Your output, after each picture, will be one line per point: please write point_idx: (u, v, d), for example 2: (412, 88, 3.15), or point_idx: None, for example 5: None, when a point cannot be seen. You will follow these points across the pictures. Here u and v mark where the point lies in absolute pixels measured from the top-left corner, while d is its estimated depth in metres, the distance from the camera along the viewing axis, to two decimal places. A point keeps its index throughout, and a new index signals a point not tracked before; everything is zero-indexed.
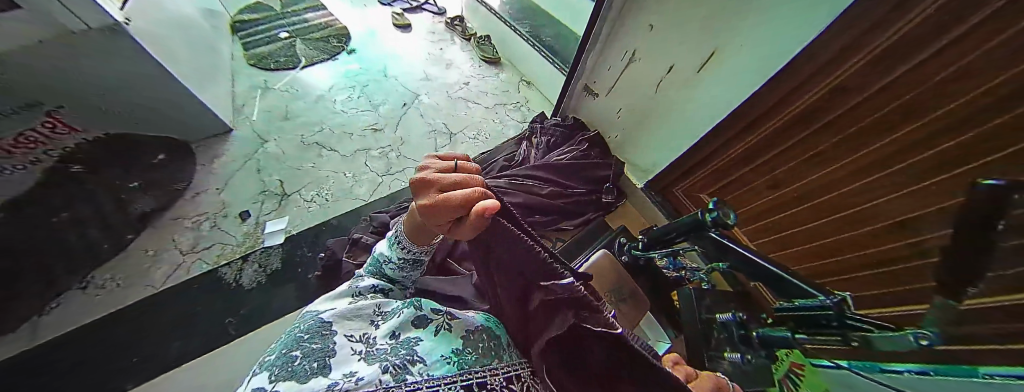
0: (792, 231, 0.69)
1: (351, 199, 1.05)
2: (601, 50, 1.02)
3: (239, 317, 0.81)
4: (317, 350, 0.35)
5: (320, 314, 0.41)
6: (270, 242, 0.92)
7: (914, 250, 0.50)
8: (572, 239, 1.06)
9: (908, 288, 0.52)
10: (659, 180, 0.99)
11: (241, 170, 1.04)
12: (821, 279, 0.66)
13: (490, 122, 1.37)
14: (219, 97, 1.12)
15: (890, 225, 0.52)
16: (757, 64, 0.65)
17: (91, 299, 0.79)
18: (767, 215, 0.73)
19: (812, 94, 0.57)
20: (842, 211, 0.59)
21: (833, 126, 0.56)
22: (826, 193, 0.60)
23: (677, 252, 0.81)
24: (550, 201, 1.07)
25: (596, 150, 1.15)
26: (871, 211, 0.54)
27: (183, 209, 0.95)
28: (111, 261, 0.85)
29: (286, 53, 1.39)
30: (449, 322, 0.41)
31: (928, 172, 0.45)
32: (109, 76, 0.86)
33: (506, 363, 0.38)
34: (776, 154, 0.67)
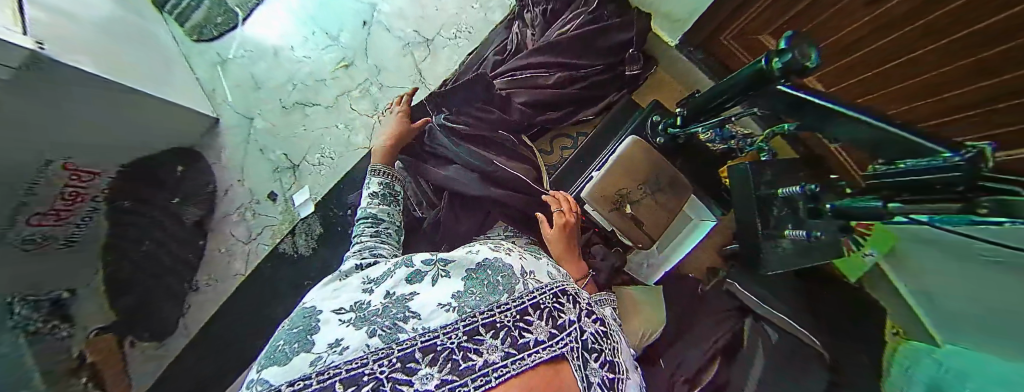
0: (886, 67, 0.48)
1: (355, 150, 1.03)
2: None
3: (312, 279, 0.97)
4: (302, 333, 0.36)
5: (312, 299, 0.43)
6: (305, 213, 1.00)
7: (1013, 87, 0.34)
8: (597, 131, 0.92)
9: (1016, 130, 0.36)
10: (701, 26, 0.75)
11: (247, 152, 1.04)
12: (927, 121, 0.48)
13: (469, 9, 1.08)
14: (187, 88, 0.95)
15: (995, 58, 0.33)
16: None
17: (206, 296, 0.95)
18: (856, 48, 0.51)
19: None
20: (940, 39, 0.38)
21: None
22: (919, 17, 0.39)
23: (726, 121, 0.65)
24: (559, 92, 0.89)
25: (609, 7, 0.87)
26: (976, 36, 0.34)
27: (227, 203, 1.02)
28: (202, 265, 0.97)
29: (220, 10, 1.09)
30: (444, 268, 0.45)
31: None
32: (89, 100, 0.63)
33: (513, 298, 0.39)
34: None
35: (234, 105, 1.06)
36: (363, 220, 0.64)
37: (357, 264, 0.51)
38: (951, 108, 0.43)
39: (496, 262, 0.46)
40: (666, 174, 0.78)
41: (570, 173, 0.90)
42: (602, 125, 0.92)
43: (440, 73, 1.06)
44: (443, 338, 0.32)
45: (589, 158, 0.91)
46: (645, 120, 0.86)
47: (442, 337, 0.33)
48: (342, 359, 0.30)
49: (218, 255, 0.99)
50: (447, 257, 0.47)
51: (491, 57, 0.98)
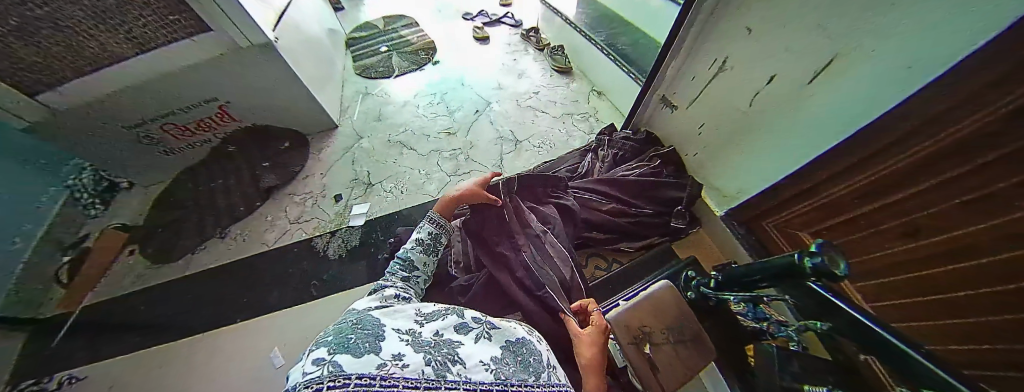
0: (945, 298, 0.54)
1: (421, 194, 1.18)
2: (685, 59, 0.95)
3: (321, 281, 1.01)
4: (368, 335, 0.35)
5: (370, 311, 0.44)
6: (354, 222, 1.12)
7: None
8: (631, 263, 1.00)
9: None
10: (747, 208, 0.89)
11: (341, 161, 1.30)
12: (978, 368, 0.51)
13: (557, 131, 1.37)
14: (330, 98, 1.39)
15: None
16: (877, 87, 0.54)
17: (227, 247, 1.10)
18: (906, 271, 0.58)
19: (964, 127, 0.44)
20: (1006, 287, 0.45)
21: (990, 171, 0.43)
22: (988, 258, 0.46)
23: (759, 299, 0.69)
24: (610, 218, 1.01)
25: (670, 168, 1.08)
26: None
27: (294, 187, 1.23)
28: (242, 221, 1.15)
29: (385, 64, 1.67)
30: (489, 331, 0.45)
31: None
32: (256, 85, 1.13)
33: (539, 383, 0.39)
34: (913, 197, 0.53)
35: (356, 123, 1.43)
36: (400, 263, 0.64)
37: (396, 294, 0.53)
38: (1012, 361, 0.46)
39: (530, 345, 0.47)
40: (691, 328, 0.75)
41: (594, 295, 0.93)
42: (639, 260, 1.00)
43: (518, 165, 1.27)
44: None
45: (619, 287, 0.95)
46: (680, 271, 0.92)
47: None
48: (401, 374, 0.30)
49: (263, 220, 1.15)
50: (501, 328, 0.47)
51: (563, 172, 1.17)
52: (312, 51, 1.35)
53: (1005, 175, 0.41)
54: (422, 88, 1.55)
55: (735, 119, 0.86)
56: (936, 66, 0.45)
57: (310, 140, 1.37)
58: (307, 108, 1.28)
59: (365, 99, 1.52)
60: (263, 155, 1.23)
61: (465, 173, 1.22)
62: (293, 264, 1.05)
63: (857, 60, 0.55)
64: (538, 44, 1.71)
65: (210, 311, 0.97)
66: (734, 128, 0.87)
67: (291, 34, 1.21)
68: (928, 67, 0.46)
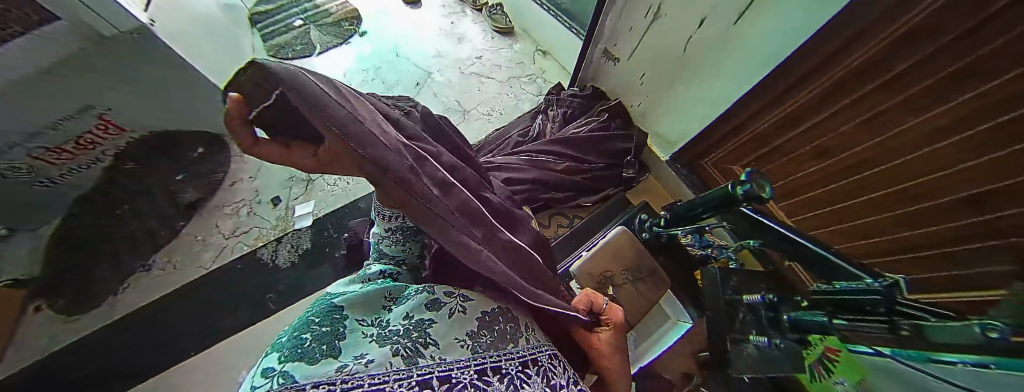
0: (849, 204, 0.62)
1: (372, 181, 1.14)
2: (621, 9, 0.94)
3: (278, 293, 0.95)
4: (327, 334, 0.31)
5: (329, 299, 0.39)
6: (300, 225, 1.05)
7: (987, 229, 0.44)
8: (590, 216, 1.04)
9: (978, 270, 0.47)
10: (687, 150, 0.95)
11: (270, 159, 1.18)
12: (871, 258, 0.61)
13: (505, 97, 1.33)
14: (243, 88, 1.22)
15: (965, 201, 0.45)
16: (802, 19, 0.57)
17: (156, 278, 0.96)
18: (816, 186, 0.67)
19: (874, 46, 0.50)
20: (909, 181, 0.51)
21: (901, 80, 0.48)
22: (899, 157, 0.52)
23: (702, 229, 0.75)
24: (564, 177, 1.03)
25: (618, 120, 1.10)
26: (947, 180, 0.46)
27: (223, 197, 1.11)
28: (167, 246, 1.01)
29: (303, 41, 1.47)
30: (462, 304, 0.38)
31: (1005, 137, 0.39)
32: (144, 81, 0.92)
33: (518, 348, 0.36)
34: (829, 115, 0.60)
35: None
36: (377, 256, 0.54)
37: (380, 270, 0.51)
38: (909, 244, 0.55)
39: (509, 311, 0.41)
40: (647, 265, 0.82)
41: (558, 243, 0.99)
42: (596, 213, 1.05)
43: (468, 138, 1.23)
44: (457, 372, 0.29)
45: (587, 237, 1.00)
46: (634, 215, 0.98)
47: (455, 371, 0.29)
48: (365, 371, 0.27)
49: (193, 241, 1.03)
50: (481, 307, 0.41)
51: (515, 137, 1.15)
52: (210, 34, 1.15)
53: (916, 81, 0.46)
54: (354, 67, 1.40)
55: (673, 64, 0.87)
56: None
57: (226, 140, 1.21)
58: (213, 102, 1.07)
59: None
60: (174, 168, 1.04)
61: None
62: (241, 280, 0.97)
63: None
64: (476, 4, 1.59)
65: (153, 349, 0.88)
66: (673, 73, 0.89)
67: (174, 11, 1.00)
68: None
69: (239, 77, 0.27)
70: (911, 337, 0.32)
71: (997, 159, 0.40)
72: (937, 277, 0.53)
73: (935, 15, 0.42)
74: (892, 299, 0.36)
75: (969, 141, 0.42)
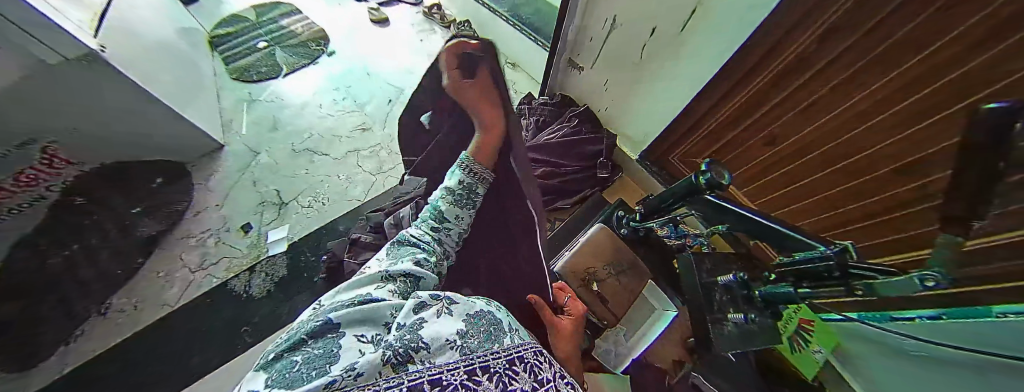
0: (803, 183, 0.68)
1: (349, 201, 1.11)
2: (581, 20, 1.00)
3: (253, 326, 0.89)
4: (319, 354, 0.28)
5: (322, 307, 0.35)
6: (275, 251, 1.00)
7: (918, 194, 0.51)
8: (570, 218, 1.07)
9: (914, 233, 0.53)
10: (654, 149, 1.01)
11: (238, 184, 1.14)
12: (826, 232, 0.68)
13: None
14: (203, 112, 1.17)
15: (898, 167, 0.52)
16: (737, 21, 0.65)
17: (115, 320, 0.89)
18: (771, 170, 0.73)
19: (802, 42, 0.57)
20: (852, 156, 0.58)
21: (832, 68, 0.55)
22: (842, 135, 0.58)
23: (675, 219, 0.80)
24: (543, 181, 1.07)
25: (587, 125, 1.15)
26: (891, 149, 0.52)
27: (187, 229, 1.05)
28: (127, 285, 0.94)
29: (268, 63, 1.44)
30: (449, 305, 0.37)
31: (938, 105, 0.45)
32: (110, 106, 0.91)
33: (503, 345, 0.34)
34: (777, 103, 0.67)
35: (247, 138, 1.25)
36: (429, 213, 0.52)
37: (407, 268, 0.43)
38: (854, 214, 0.62)
39: (490, 311, 0.40)
40: (626, 260, 0.87)
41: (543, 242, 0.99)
42: (576, 214, 1.07)
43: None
44: (447, 375, 0.28)
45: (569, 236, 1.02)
46: (612, 213, 1.01)
47: (445, 374, 0.28)
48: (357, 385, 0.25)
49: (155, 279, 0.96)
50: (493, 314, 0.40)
51: None
52: (168, 60, 1.11)
53: (847, 65, 0.53)
54: (324, 87, 1.39)
55: (633, 69, 0.94)
56: None
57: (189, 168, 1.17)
58: (168, 127, 1.04)
59: (252, 108, 1.33)
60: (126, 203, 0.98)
61: (392, 172, 1.17)
62: (210, 317, 0.90)
63: (718, 1, 0.66)
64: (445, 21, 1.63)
65: None
66: (634, 78, 0.96)
67: (127, 38, 0.96)
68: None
69: (458, 44, 0.45)
70: (867, 297, 0.38)
71: (933, 125, 0.46)
72: (883, 245, 0.59)
73: (847, 13, 0.49)
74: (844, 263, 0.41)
75: (896, 117, 0.50)
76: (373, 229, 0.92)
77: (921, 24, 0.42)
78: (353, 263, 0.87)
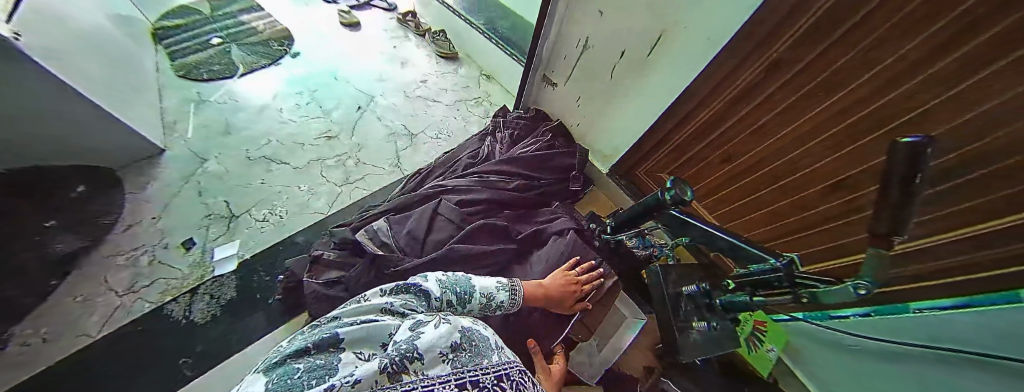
0: (752, 197, 0.75)
1: (311, 213, 1.04)
2: (556, 38, 1.05)
3: (194, 355, 0.78)
4: (321, 365, 0.27)
5: (327, 323, 0.34)
6: (222, 270, 0.90)
7: (847, 208, 0.57)
8: None
9: (843, 241, 0.60)
10: (622, 163, 1.06)
11: (180, 194, 1.02)
12: (771, 243, 0.74)
13: (454, 119, 1.35)
14: (140, 113, 1.05)
15: (828, 185, 0.59)
16: (696, 50, 0.72)
17: (11, 360, 0.73)
18: (726, 186, 0.80)
19: (753, 71, 0.64)
20: (792, 174, 0.65)
21: (777, 95, 0.62)
22: (784, 155, 0.65)
23: (643, 232, 0.84)
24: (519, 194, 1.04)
25: (561, 140, 1.18)
26: (822, 169, 0.59)
27: (115, 244, 0.91)
28: (36, 310, 0.79)
29: (221, 61, 1.33)
30: (445, 317, 0.37)
31: (863, 132, 0.51)
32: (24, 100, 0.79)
33: (491, 360, 0.34)
34: (730, 125, 0.73)
35: (192, 142, 1.14)
36: (455, 291, 0.53)
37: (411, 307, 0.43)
38: (793, 227, 0.68)
39: (481, 327, 0.40)
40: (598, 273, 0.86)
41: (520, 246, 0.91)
42: None
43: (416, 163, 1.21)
44: (439, 386, 0.28)
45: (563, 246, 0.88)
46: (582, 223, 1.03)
47: (436, 386, 0.28)
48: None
49: (70, 305, 0.81)
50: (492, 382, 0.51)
51: (464, 159, 1.15)
52: (100, 52, 0.98)
53: (790, 93, 0.60)
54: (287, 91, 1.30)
55: (606, 87, 0.99)
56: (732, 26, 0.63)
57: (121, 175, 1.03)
58: (97, 127, 0.92)
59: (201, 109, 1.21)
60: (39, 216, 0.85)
61: (359, 184, 1.12)
62: (137, 349, 0.78)
63: (683, 30, 0.72)
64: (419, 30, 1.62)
65: None
66: (607, 93, 1.00)
67: (50, 25, 0.85)
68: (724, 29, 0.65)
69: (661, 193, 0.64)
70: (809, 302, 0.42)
71: (858, 148, 0.53)
72: (815, 254, 0.66)
73: (790, 49, 0.56)
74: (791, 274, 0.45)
75: (839, 134, 0.55)
76: (339, 245, 0.87)
77: (849, 60, 0.49)
78: (315, 283, 0.81)
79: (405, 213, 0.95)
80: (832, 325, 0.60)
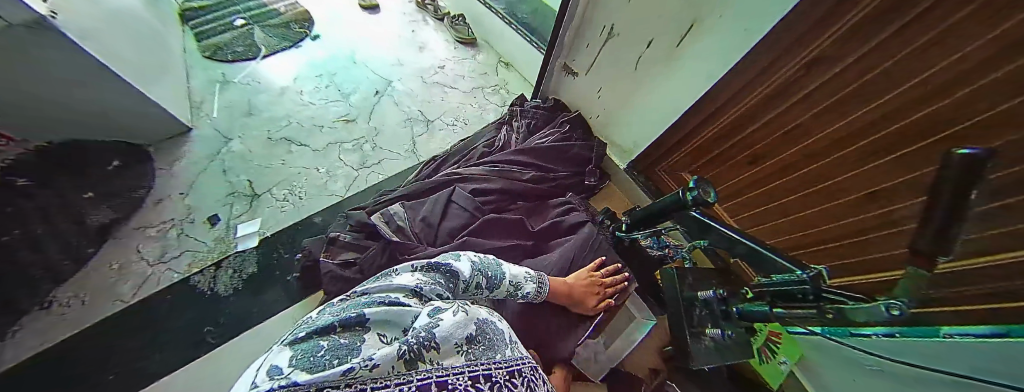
0: (778, 204, 0.71)
1: (328, 195, 1.06)
2: (578, 27, 1.01)
3: (218, 325, 0.83)
4: (343, 346, 0.26)
5: (354, 299, 0.34)
6: (245, 245, 0.94)
7: (882, 221, 0.54)
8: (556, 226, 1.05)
9: (875, 256, 0.56)
10: (641, 159, 1.02)
11: (207, 171, 1.06)
12: (796, 252, 0.70)
13: (470, 107, 1.33)
14: (168, 92, 1.09)
15: (863, 196, 0.55)
16: (730, 43, 0.68)
17: (58, 317, 0.79)
18: (749, 190, 0.76)
19: (790, 68, 0.59)
20: (823, 182, 0.61)
21: (813, 97, 0.58)
22: (814, 162, 0.61)
23: (659, 232, 0.81)
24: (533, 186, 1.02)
25: (578, 132, 1.15)
26: (858, 178, 0.55)
27: (147, 217, 0.97)
28: (75, 277, 0.85)
29: (245, 43, 1.35)
30: (466, 306, 0.36)
31: (905, 141, 0.47)
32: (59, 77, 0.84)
33: (506, 357, 0.34)
34: (758, 127, 0.69)
35: (217, 121, 1.17)
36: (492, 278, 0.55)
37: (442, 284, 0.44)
38: (821, 237, 0.65)
39: (496, 322, 0.40)
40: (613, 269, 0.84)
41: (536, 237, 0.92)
42: None
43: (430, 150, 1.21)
44: (453, 378, 0.27)
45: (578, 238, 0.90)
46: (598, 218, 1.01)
47: (451, 377, 0.27)
48: (373, 380, 0.24)
49: (107, 272, 0.87)
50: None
51: (480, 148, 1.14)
52: (132, 35, 1.02)
53: (830, 93, 0.55)
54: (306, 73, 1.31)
55: (627, 78, 0.94)
56: (773, 17, 0.58)
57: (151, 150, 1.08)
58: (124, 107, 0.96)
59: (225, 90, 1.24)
60: (74, 185, 0.89)
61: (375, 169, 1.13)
62: (167, 316, 0.82)
63: (717, 19, 0.68)
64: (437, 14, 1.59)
65: None
66: (629, 85, 0.95)
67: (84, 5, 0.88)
68: (762, 21, 0.60)
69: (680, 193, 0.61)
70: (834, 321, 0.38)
71: (898, 159, 0.49)
72: (847, 267, 0.62)
73: (834, 43, 0.52)
74: (818, 287, 0.42)
75: (884, 140, 0.50)
76: (354, 228, 0.89)
77: (899, 60, 0.45)
78: (330, 262, 0.84)
79: (418, 200, 0.95)
80: (851, 343, 0.57)
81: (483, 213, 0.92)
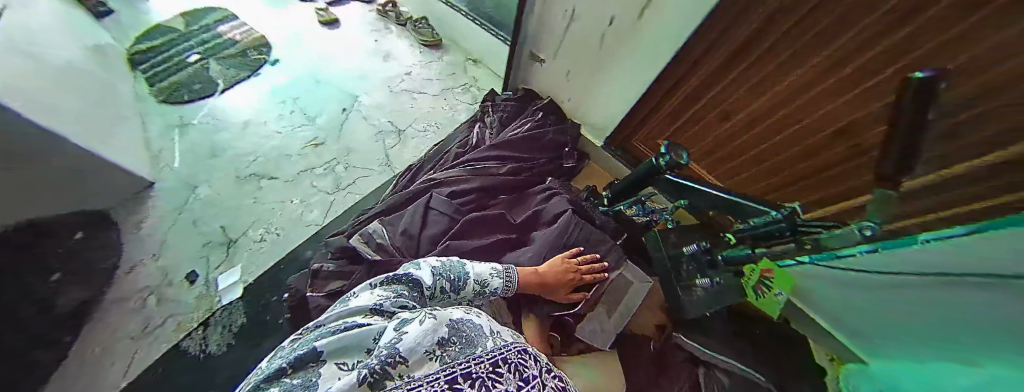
0: (750, 156, 0.72)
1: (306, 226, 1.05)
2: (540, 11, 0.99)
3: (220, 364, 0.84)
4: (298, 385, 0.26)
5: (309, 334, 0.34)
6: (228, 300, 0.94)
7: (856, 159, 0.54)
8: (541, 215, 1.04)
9: (851, 187, 0.58)
10: (616, 134, 1.03)
11: (174, 228, 1.05)
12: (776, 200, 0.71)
13: (440, 110, 1.32)
14: (124, 146, 1.08)
15: (832, 137, 0.56)
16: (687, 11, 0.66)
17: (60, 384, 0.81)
18: (722, 147, 0.77)
19: (748, 29, 0.59)
20: (792, 128, 0.61)
21: (772, 49, 0.58)
22: (780, 111, 0.62)
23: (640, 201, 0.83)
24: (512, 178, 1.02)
25: (551, 118, 1.14)
26: (826, 120, 0.56)
27: (130, 278, 0.97)
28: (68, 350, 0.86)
29: (202, 79, 1.33)
30: (433, 312, 0.36)
31: (865, 78, 0.48)
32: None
33: (487, 350, 0.34)
34: (725, 85, 0.69)
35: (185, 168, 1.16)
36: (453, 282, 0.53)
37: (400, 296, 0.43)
38: (798, 183, 0.66)
39: (473, 318, 0.39)
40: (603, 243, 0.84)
41: (518, 230, 0.91)
42: None
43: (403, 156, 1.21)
44: (426, 387, 0.27)
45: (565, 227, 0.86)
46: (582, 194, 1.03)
47: (423, 387, 0.27)
48: None
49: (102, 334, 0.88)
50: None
51: (456, 148, 1.14)
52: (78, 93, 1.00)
53: (787, 46, 0.55)
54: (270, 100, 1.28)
55: (594, 55, 0.94)
56: None
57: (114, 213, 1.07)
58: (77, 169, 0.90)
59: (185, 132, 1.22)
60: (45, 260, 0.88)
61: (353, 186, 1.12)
62: (168, 364, 0.84)
63: None
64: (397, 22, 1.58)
65: None
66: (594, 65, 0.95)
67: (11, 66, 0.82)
68: None
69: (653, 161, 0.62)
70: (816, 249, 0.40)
71: (861, 94, 0.49)
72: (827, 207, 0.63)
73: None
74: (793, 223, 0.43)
75: (845, 79, 0.50)
76: (336, 256, 0.89)
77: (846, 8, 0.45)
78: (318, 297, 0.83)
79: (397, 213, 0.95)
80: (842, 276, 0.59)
81: (463, 214, 0.93)
